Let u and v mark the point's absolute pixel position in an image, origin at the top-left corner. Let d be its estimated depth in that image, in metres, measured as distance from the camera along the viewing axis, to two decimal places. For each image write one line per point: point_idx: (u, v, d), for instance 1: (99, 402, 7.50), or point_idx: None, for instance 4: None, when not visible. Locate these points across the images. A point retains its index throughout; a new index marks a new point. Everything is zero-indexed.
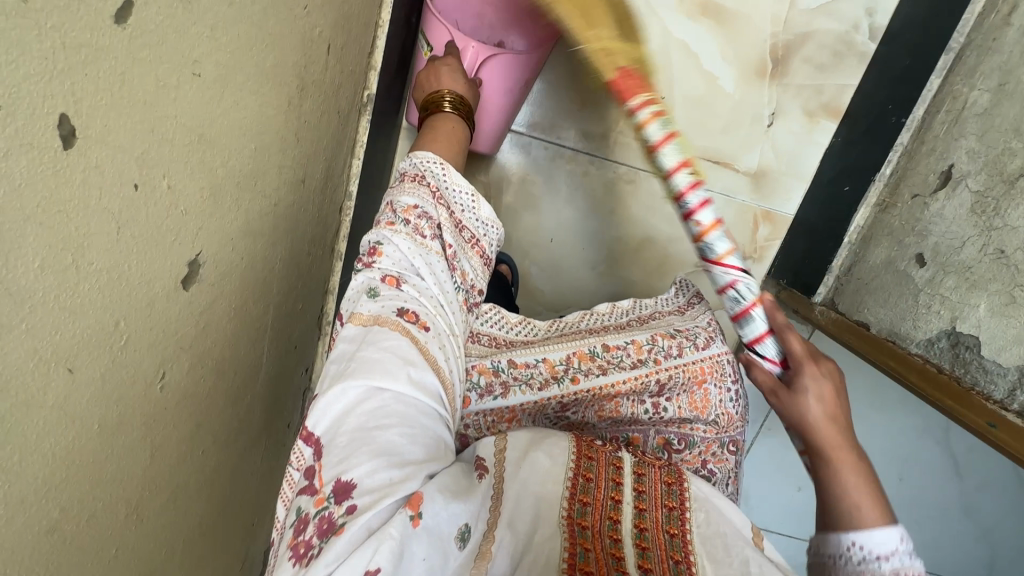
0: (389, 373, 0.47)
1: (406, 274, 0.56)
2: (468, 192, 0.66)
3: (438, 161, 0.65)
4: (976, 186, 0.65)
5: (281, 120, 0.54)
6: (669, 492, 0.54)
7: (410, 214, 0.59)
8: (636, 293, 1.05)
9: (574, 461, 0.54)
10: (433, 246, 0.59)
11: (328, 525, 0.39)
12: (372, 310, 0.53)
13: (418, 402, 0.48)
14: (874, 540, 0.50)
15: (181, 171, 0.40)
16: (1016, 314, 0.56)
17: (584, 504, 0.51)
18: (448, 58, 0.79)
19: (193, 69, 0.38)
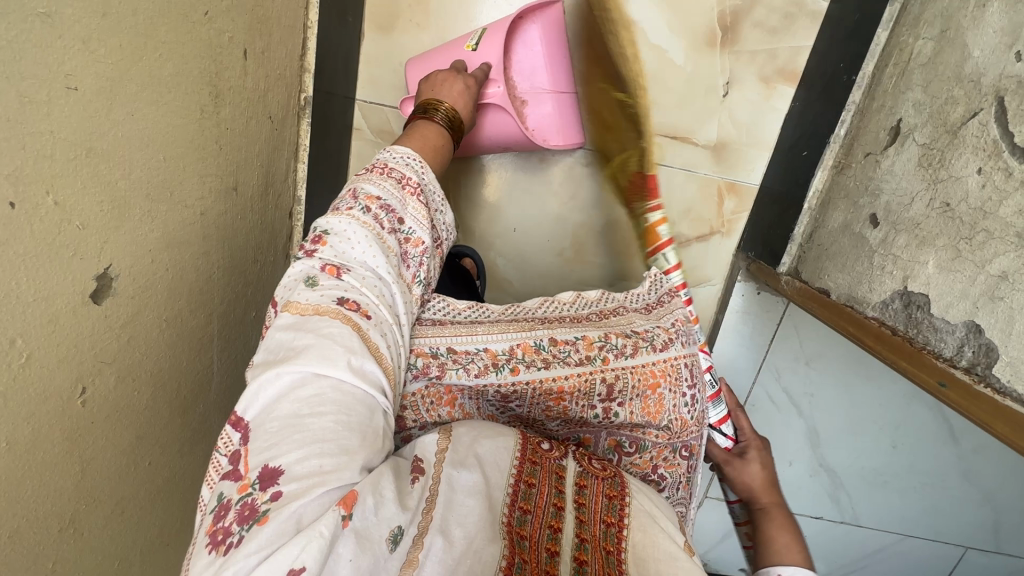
0: (330, 359, 0.47)
1: (349, 265, 0.56)
2: (441, 198, 0.68)
3: (416, 159, 0.66)
4: (922, 140, 0.63)
5: (195, 129, 0.54)
6: (610, 506, 0.53)
7: (372, 203, 0.60)
8: (605, 277, 1.04)
9: (518, 466, 0.54)
10: (388, 240, 0.60)
11: (250, 512, 0.39)
12: (311, 300, 0.52)
13: (357, 391, 0.48)
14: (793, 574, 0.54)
15: (71, 185, 0.40)
16: (961, 269, 0.54)
17: (524, 512, 0.50)
18: (470, 78, 0.78)
19: (67, 82, 0.38)
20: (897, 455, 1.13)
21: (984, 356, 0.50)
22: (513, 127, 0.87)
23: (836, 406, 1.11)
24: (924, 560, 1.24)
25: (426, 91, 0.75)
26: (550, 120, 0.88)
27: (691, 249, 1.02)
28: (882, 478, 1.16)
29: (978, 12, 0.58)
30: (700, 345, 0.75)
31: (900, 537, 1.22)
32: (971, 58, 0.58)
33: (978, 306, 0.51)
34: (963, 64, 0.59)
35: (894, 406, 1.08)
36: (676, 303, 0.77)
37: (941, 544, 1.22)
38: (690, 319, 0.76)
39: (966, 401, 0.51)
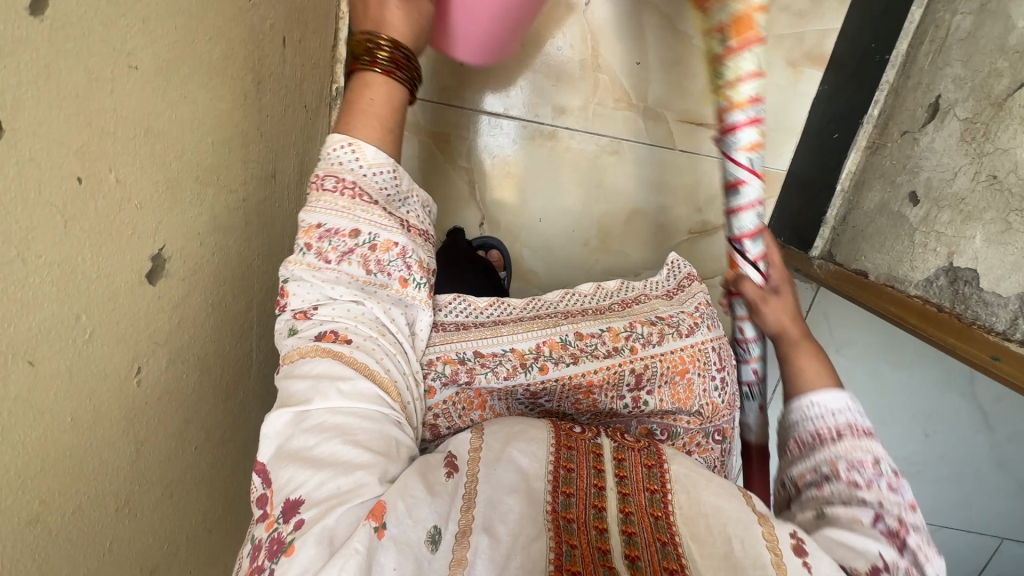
0: (316, 393, 0.48)
1: (316, 304, 0.54)
2: (389, 166, 0.57)
3: (346, 140, 0.55)
4: (964, 114, 0.62)
5: (238, 114, 0.55)
6: (650, 475, 0.52)
7: (315, 233, 0.54)
8: (632, 267, 1.04)
9: (555, 452, 0.53)
10: (344, 267, 0.55)
11: (278, 546, 0.40)
12: (295, 345, 0.52)
13: (356, 411, 0.48)
14: (827, 398, 0.51)
15: (132, 164, 0.41)
16: (1011, 240, 0.53)
17: (567, 495, 0.49)
18: None
19: (128, 62, 0.39)
20: (930, 443, 1.11)
21: None
22: None
23: (867, 395, 1.10)
24: (958, 551, 1.22)
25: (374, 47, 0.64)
26: None
27: (718, 237, 1.01)
28: (915, 467, 1.14)
29: None
30: (754, 169, 0.52)
31: (933, 528, 1.20)
32: (1016, 29, 0.57)
33: None
34: (1007, 35, 0.58)
35: (926, 394, 1.07)
36: (730, 128, 0.51)
37: (976, 534, 1.19)
38: (752, 138, 0.51)
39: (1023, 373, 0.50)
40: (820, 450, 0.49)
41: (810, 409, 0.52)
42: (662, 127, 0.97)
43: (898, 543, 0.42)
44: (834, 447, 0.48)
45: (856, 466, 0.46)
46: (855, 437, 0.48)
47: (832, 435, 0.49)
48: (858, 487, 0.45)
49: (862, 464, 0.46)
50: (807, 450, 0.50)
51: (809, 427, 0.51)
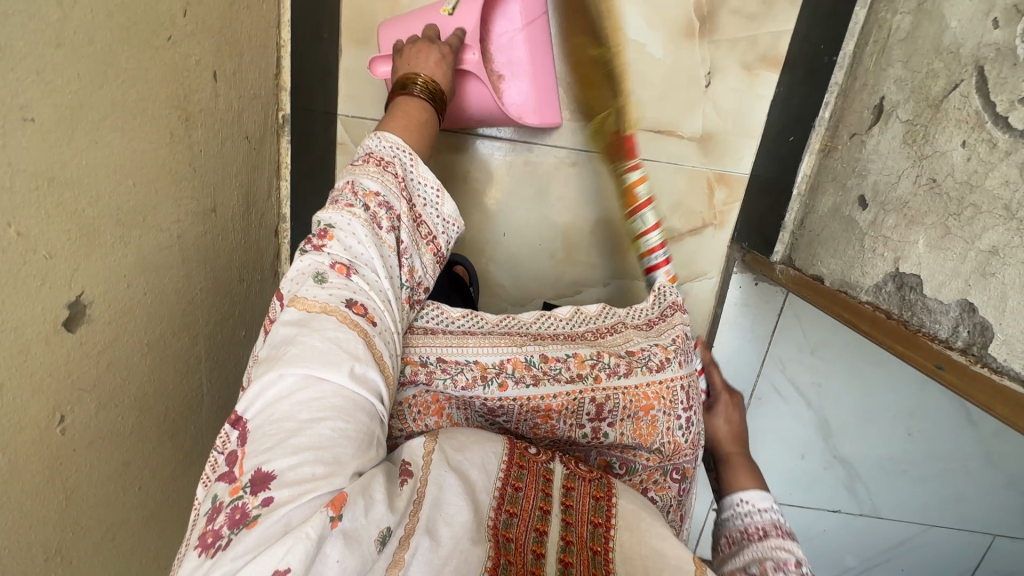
0: (333, 364, 0.47)
1: (357, 265, 0.56)
2: (433, 186, 0.68)
3: (406, 150, 0.65)
4: (905, 116, 0.61)
5: (165, 153, 0.55)
6: (597, 507, 0.53)
7: (371, 200, 0.60)
8: (599, 277, 1.03)
9: (505, 469, 0.54)
10: (387, 241, 0.60)
11: (240, 516, 0.39)
12: (319, 297, 0.52)
13: (357, 397, 0.48)
14: (756, 496, 0.59)
15: (37, 214, 0.41)
16: (951, 246, 0.52)
17: (510, 515, 0.50)
18: (444, 46, 0.75)
19: (23, 114, 0.38)
20: (914, 441, 1.09)
21: (980, 336, 0.48)
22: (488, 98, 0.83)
23: (846, 395, 1.08)
24: (951, 550, 1.20)
25: (406, 66, 0.73)
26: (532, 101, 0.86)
27: (684, 243, 1.01)
28: (901, 466, 1.12)
29: None
30: None
31: (924, 528, 1.18)
32: (949, 29, 0.56)
33: (971, 285, 0.49)
34: (941, 36, 0.57)
35: (906, 392, 1.06)
36: None
37: (967, 532, 1.17)
38: None
39: (969, 386, 0.48)
40: (747, 547, 0.54)
41: (742, 506, 0.59)
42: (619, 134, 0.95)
43: None
44: (758, 544, 0.54)
45: (780, 564, 0.49)
46: (780, 536, 0.54)
47: (759, 532, 0.55)
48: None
49: (784, 562, 0.50)
50: (738, 543, 0.56)
51: (740, 524, 0.58)
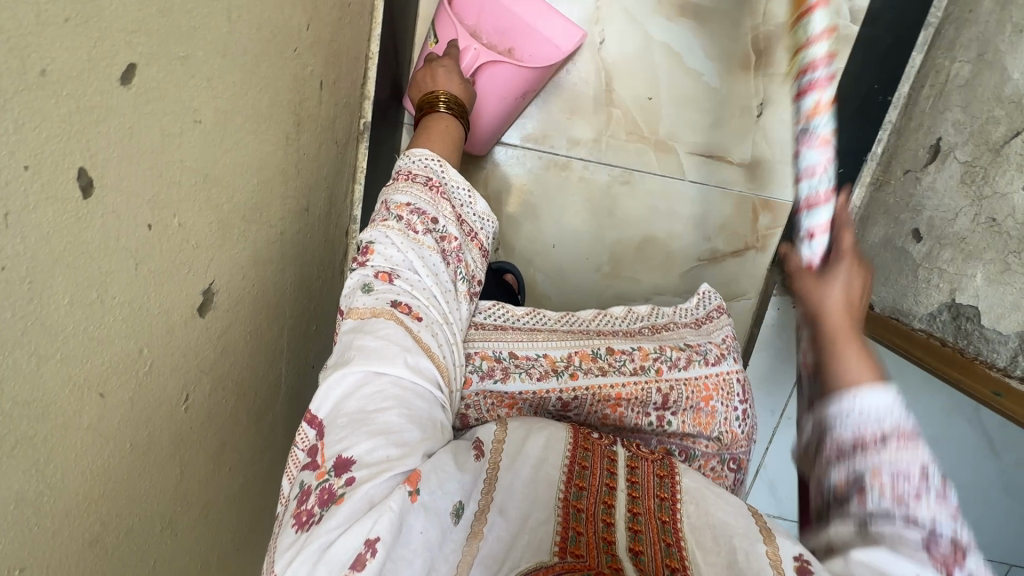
0: (387, 357, 0.49)
1: (398, 269, 0.57)
2: (466, 188, 0.69)
3: (434, 158, 0.67)
4: (963, 158, 0.65)
5: (280, 155, 0.58)
6: (661, 484, 0.53)
7: (403, 211, 0.61)
8: (642, 292, 1.07)
9: (570, 451, 0.54)
10: (424, 241, 0.60)
11: (329, 496, 0.42)
12: (367, 304, 0.54)
13: (416, 386, 0.50)
14: (872, 399, 0.44)
15: (192, 208, 0.44)
16: (1011, 281, 0.56)
17: (579, 488, 0.51)
18: (445, 60, 0.81)
19: (194, 117, 0.42)
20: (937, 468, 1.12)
21: None
22: (511, 69, 0.85)
23: None
24: None
25: (419, 92, 0.80)
26: (546, 41, 0.91)
27: (726, 264, 1.05)
28: None
29: (1015, 36, 0.61)
30: None
31: None
32: (1011, 80, 0.61)
33: None
34: (1002, 85, 0.62)
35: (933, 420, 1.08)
36: None
37: (984, 561, 1.20)
38: None
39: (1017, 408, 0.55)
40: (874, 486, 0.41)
41: (858, 411, 0.44)
42: (673, 157, 1.00)
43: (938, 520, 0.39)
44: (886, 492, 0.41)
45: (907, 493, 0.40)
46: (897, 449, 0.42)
47: (877, 441, 0.42)
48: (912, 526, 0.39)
49: (914, 493, 0.40)
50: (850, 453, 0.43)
51: (852, 429, 0.44)
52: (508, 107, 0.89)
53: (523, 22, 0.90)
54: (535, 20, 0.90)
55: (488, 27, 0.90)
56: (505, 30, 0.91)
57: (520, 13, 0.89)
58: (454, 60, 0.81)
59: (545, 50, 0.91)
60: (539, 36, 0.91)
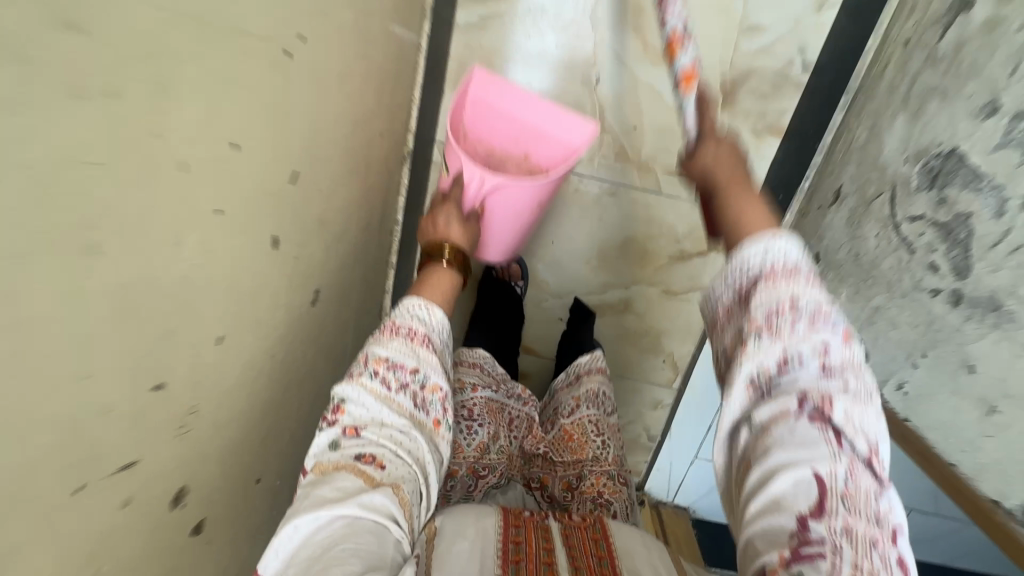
0: (344, 501, 0.60)
1: (368, 423, 0.69)
2: (443, 325, 0.80)
3: (422, 304, 0.79)
4: (850, 206, 0.89)
5: (355, 192, 0.84)
6: (597, 566, 0.69)
7: (380, 365, 0.72)
8: (622, 281, 1.34)
9: (501, 561, 0.66)
10: (397, 397, 0.71)
11: None
12: (332, 459, 0.66)
13: (363, 524, 0.59)
14: (774, 248, 0.57)
15: (312, 241, 0.71)
16: (858, 300, 0.82)
17: (516, 562, 0.66)
18: (448, 205, 0.90)
19: (316, 187, 0.68)
20: None
21: (860, 358, 0.80)
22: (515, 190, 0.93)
23: None
24: None
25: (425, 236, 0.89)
26: (555, 144, 1.04)
27: (692, 263, 1.31)
28: None
29: (891, 119, 0.84)
30: None
31: None
32: (883, 153, 0.84)
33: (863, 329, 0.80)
34: (878, 156, 0.85)
35: None
36: None
37: None
38: None
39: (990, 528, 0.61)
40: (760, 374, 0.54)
41: (766, 254, 0.57)
42: (653, 175, 1.23)
43: (828, 373, 0.52)
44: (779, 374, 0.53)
45: (776, 310, 0.54)
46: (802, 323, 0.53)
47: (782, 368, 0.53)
48: (825, 372, 0.52)
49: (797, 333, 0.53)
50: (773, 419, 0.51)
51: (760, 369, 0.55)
52: (521, 219, 1.00)
53: (535, 130, 1.04)
54: (545, 125, 1.03)
55: (503, 136, 1.06)
56: (518, 139, 1.06)
57: (532, 121, 1.03)
58: (456, 202, 0.90)
59: (558, 149, 1.04)
60: (550, 142, 1.05)
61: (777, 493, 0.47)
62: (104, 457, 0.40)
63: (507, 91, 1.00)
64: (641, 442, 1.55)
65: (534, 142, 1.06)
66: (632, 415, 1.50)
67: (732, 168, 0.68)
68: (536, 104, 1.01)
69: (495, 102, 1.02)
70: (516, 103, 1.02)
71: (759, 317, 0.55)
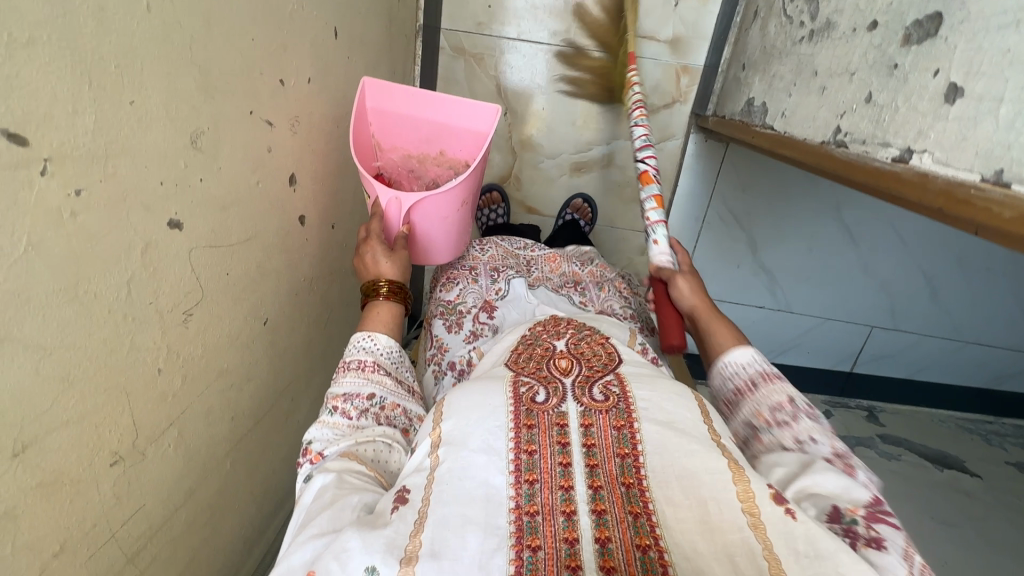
0: (309, 486, 0.63)
1: (325, 446, 0.70)
2: (394, 350, 0.84)
3: (364, 336, 0.83)
4: (762, 14, 1.15)
5: (383, 35, 1.14)
6: (622, 440, 0.61)
7: (337, 402, 0.75)
8: (603, 138, 1.62)
9: (516, 437, 0.62)
10: (359, 422, 0.73)
11: None
12: (303, 483, 0.67)
13: (318, 498, 0.61)
14: (740, 356, 0.78)
15: (357, 52, 1.01)
16: (763, 77, 1.07)
17: (531, 482, 0.57)
18: (370, 243, 0.92)
19: (358, 9, 0.99)
20: (814, 255, 1.66)
21: (761, 114, 1.05)
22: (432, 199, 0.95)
23: (768, 223, 1.63)
24: (843, 339, 1.79)
25: (366, 275, 0.92)
26: (465, 138, 1.05)
27: (660, 115, 1.57)
28: (806, 273, 1.69)
29: None
30: None
31: (824, 321, 1.77)
32: None
33: (764, 95, 1.06)
34: None
35: (811, 220, 1.61)
36: None
37: (853, 324, 1.76)
38: None
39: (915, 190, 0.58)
40: (745, 403, 0.74)
41: (731, 368, 0.78)
42: (620, 40, 1.50)
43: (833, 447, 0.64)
44: (753, 398, 0.73)
45: (778, 407, 0.70)
46: (769, 384, 0.73)
47: (750, 387, 0.75)
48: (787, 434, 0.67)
49: (781, 406, 0.70)
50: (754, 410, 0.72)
51: (733, 384, 0.77)
52: (452, 220, 1.02)
53: (441, 125, 1.04)
54: (448, 118, 1.03)
55: (414, 140, 1.05)
56: (428, 136, 1.05)
57: (434, 118, 1.03)
58: (377, 240, 0.91)
59: (468, 138, 1.05)
60: (461, 135, 1.05)
61: (809, 481, 0.57)
62: (261, 105, 0.71)
63: (402, 93, 0.98)
64: None
65: (446, 139, 1.07)
66: (623, 262, 1.78)
67: (732, 332, 0.84)
68: (436, 104, 1.01)
69: (394, 108, 0.99)
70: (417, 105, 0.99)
71: (766, 417, 0.70)
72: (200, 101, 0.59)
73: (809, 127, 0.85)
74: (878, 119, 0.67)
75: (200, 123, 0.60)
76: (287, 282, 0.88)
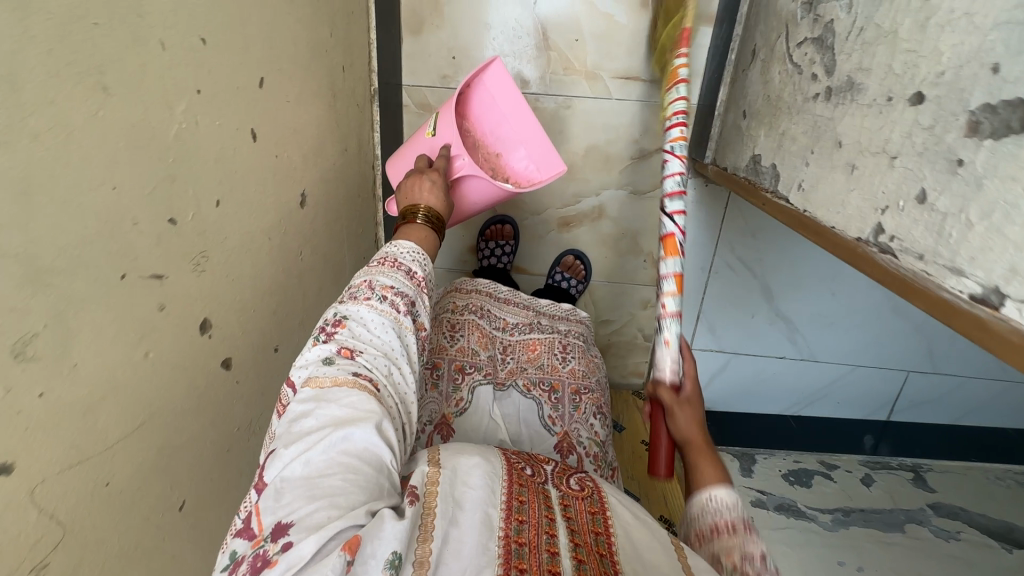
0: (350, 402, 0.56)
1: (361, 348, 0.62)
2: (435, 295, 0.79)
3: (417, 254, 0.75)
4: (762, 57, 0.99)
5: (326, 114, 1.00)
6: (595, 519, 0.56)
7: (388, 292, 0.68)
8: (591, 188, 1.46)
9: (506, 488, 0.57)
10: (404, 322, 0.68)
11: (263, 562, 0.44)
12: (328, 374, 0.59)
13: (355, 444, 0.53)
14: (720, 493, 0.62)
15: (290, 145, 0.87)
16: (771, 135, 0.91)
17: (519, 522, 0.52)
18: (434, 173, 0.85)
19: (286, 100, 0.84)
20: (837, 299, 1.48)
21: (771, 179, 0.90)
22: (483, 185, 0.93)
23: (783, 269, 1.46)
24: (876, 387, 1.61)
25: (405, 197, 0.84)
26: (526, 162, 1.10)
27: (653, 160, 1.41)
28: (830, 318, 1.51)
29: None
30: None
31: (853, 369, 1.59)
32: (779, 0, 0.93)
33: (773, 157, 0.89)
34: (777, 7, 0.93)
35: (832, 263, 1.44)
36: None
37: (888, 370, 1.58)
38: None
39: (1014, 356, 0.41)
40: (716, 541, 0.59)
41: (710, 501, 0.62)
42: (601, 83, 1.34)
43: None
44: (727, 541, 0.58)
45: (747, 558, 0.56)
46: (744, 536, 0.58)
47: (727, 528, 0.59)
48: None
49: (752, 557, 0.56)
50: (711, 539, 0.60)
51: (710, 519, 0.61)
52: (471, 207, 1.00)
53: (516, 140, 1.11)
54: (532, 141, 1.08)
55: (488, 134, 1.11)
56: (502, 140, 1.11)
57: (520, 133, 1.09)
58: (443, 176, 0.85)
59: (525, 168, 1.11)
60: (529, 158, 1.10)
61: None
62: (140, 260, 0.56)
63: (510, 89, 1.05)
64: (638, 343, 1.64)
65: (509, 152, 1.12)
66: (625, 317, 1.61)
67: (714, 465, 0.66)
68: (527, 120, 1.06)
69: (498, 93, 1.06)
70: (514, 108, 1.06)
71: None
72: (24, 300, 0.44)
73: (836, 212, 0.69)
74: (939, 229, 0.51)
75: (30, 327, 0.44)
76: (213, 441, 0.72)
